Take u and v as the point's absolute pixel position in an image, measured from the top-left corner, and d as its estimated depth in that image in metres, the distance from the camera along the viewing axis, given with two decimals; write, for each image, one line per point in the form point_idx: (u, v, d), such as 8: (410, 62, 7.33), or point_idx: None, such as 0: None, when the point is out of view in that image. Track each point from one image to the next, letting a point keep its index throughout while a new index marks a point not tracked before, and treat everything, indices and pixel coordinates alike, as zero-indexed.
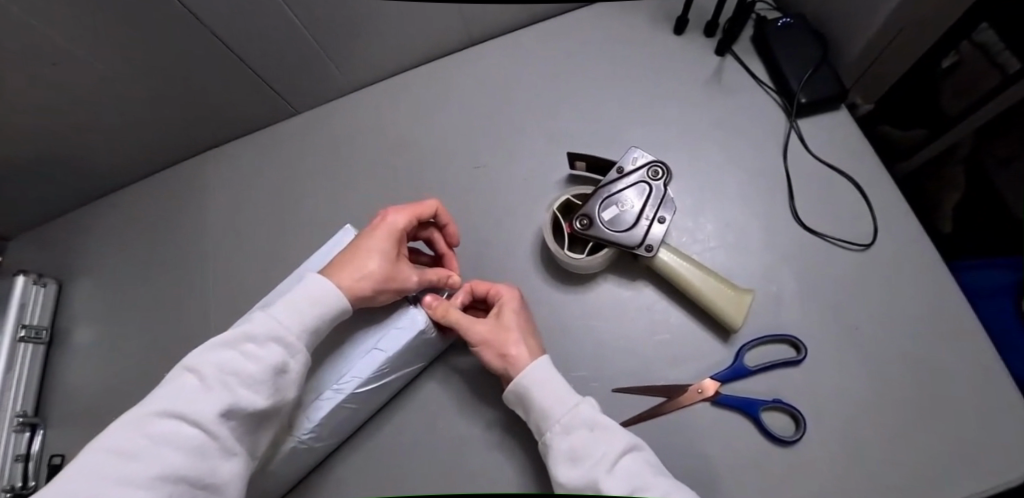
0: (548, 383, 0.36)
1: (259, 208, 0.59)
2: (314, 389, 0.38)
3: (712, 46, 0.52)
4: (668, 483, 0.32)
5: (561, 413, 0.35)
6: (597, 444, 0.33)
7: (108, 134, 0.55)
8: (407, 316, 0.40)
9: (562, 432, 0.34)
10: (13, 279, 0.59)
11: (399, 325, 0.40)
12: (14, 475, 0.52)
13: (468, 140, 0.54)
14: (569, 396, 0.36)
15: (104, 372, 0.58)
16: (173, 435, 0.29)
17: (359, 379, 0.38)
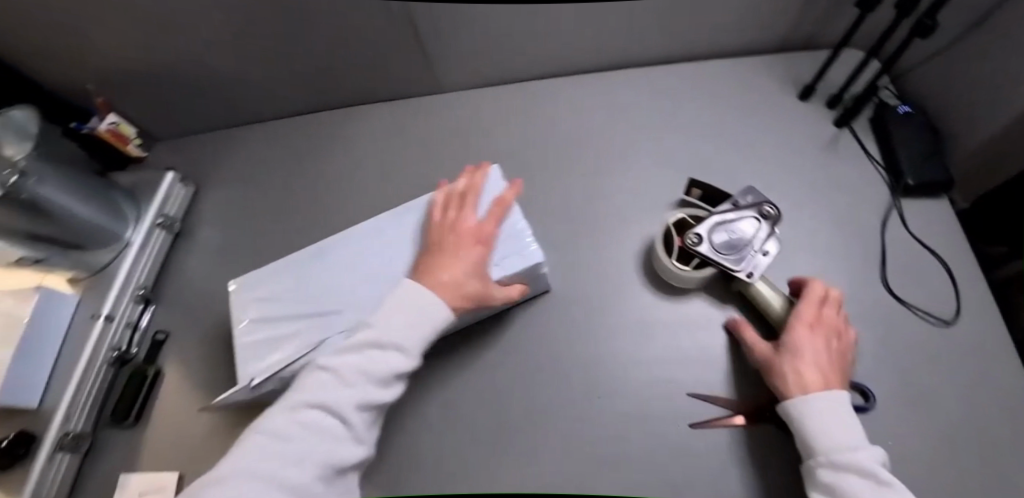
0: (833, 417, 0.35)
1: (387, 163, 0.67)
2: None
3: (833, 117, 0.56)
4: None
5: (830, 448, 0.34)
6: (864, 482, 0.31)
7: (280, 67, 0.64)
8: (524, 245, 0.45)
9: (829, 466, 0.33)
10: (165, 173, 0.67)
11: (518, 252, 0.45)
12: (121, 340, 0.60)
13: (590, 149, 0.61)
14: (853, 433, 0.34)
15: (214, 270, 0.65)
16: (320, 422, 0.36)
17: None
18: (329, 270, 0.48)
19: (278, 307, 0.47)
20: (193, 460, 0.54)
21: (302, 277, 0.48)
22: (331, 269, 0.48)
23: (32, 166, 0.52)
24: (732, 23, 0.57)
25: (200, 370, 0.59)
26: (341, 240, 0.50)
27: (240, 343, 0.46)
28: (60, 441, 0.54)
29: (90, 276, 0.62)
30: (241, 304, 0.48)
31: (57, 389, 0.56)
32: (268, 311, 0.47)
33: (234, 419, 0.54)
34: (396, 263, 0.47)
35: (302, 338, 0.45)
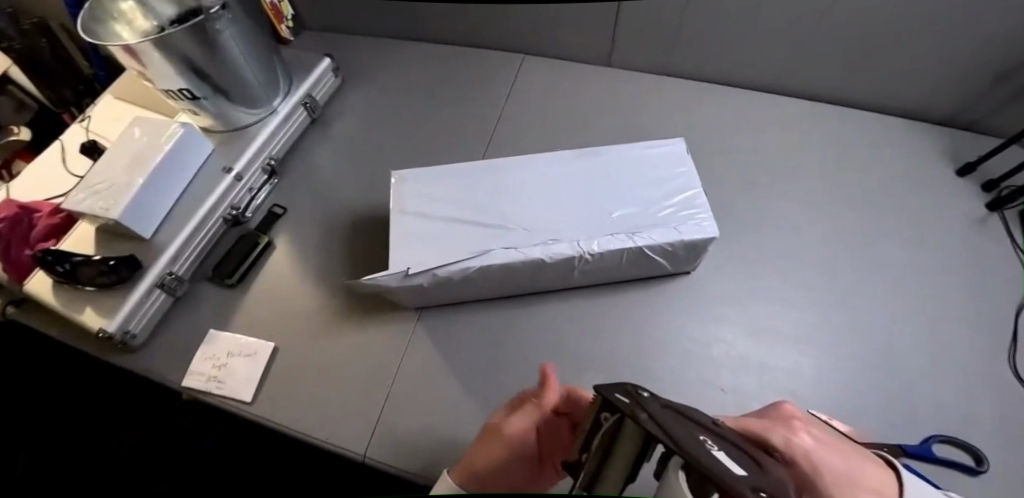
0: None
1: (542, 116, 0.69)
2: (608, 229, 0.45)
3: (985, 200, 0.59)
4: None
5: None
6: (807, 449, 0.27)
7: None
8: (704, 215, 0.45)
9: None
10: (322, 57, 0.69)
11: (697, 220, 0.45)
12: (241, 202, 0.61)
13: (745, 165, 0.64)
14: None
15: (348, 164, 0.66)
16: None
17: (653, 241, 0.44)
18: (499, 190, 0.49)
19: (440, 210, 0.48)
20: (287, 337, 0.53)
21: (469, 190, 0.49)
22: (502, 190, 0.49)
23: (233, 3, 0.53)
24: (913, 79, 0.61)
25: (312, 253, 0.58)
26: (513, 164, 0.51)
27: (397, 230, 0.46)
28: (162, 278, 0.53)
29: (225, 131, 0.63)
30: (405, 196, 0.49)
31: (173, 226, 0.56)
32: (430, 210, 0.48)
33: (341, 307, 0.54)
34: (569, 200, 0.48)
35: (464, 242, 0.45)
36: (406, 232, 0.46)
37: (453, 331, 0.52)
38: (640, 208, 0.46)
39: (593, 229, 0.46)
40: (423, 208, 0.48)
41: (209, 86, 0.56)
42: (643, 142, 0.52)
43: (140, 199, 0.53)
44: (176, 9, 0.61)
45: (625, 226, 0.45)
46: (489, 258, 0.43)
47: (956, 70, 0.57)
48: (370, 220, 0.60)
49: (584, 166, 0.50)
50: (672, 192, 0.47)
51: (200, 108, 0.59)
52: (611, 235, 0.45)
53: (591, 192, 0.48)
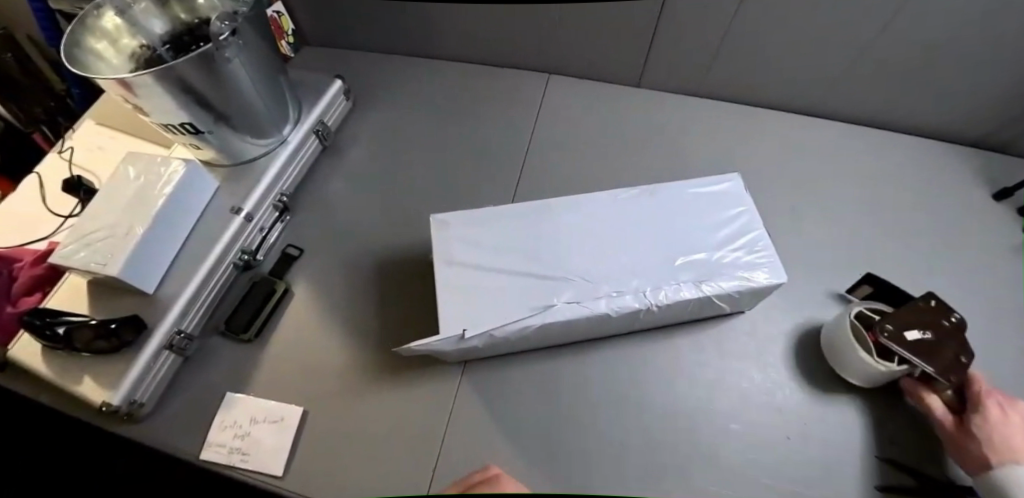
0: None
1: (570, 140, 0.65)
2: (674, 276, 0.42)
3: (1022, 225, 0.58)
4: None
5: None
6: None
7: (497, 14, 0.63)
8: (771, 257, 0.43)
9: None
10: (333, 80, 0.64)
11: (764, 262, 0.42)
12: (252, 244, 0.55)
13: (783, 187, 0.62)
14: None
15: (365, 196, 0.62)
16: None
17: (722, 289, 0.41)
18: (550, 233, 0.45)
19: (489, 258, 0.44)
20: (315, 398, 0.48)
21: (517, 235, 0.45)
22: (553, 234, 0.45)
23: (243, 27, 0.47)
24: (950, 103, 0.60)
25: (336, 300, 0.54)
26: (562, 204, 0.47)
27: (443, 283, 0.42)
28: (171, 338, 0.48)
29: (231, 165, 0.57)
30: (448, 243, 0.45)
31: (179, 277, 0.50)
32: (478, 259, 0.44)
33: (373, 362, 0.50)
34: (627, 244, 0.44)
35: (522, 296, 0.41)
36: (456, 285, 0.42)
37: (498, 383, 0.49)
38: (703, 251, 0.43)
39: (657, 276, 0.42)
40: (469, 257, 0.44)
41: (215, 118, 0.51)
42: (697, 178, 0.49)
43: (141, 251, 0.46)
44: (167, 26, 0.54)
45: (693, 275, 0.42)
46: (551, 314, 0.40)
47: (993, 95, 0.57)
48: (397, 261, 0.56)
49: (639, 205, 0.47)
50: (734, 231, 0.44)
51: (204, 142, 0.53)
52: (678, 285, 0.42)
53: (648, 238, 0.45)
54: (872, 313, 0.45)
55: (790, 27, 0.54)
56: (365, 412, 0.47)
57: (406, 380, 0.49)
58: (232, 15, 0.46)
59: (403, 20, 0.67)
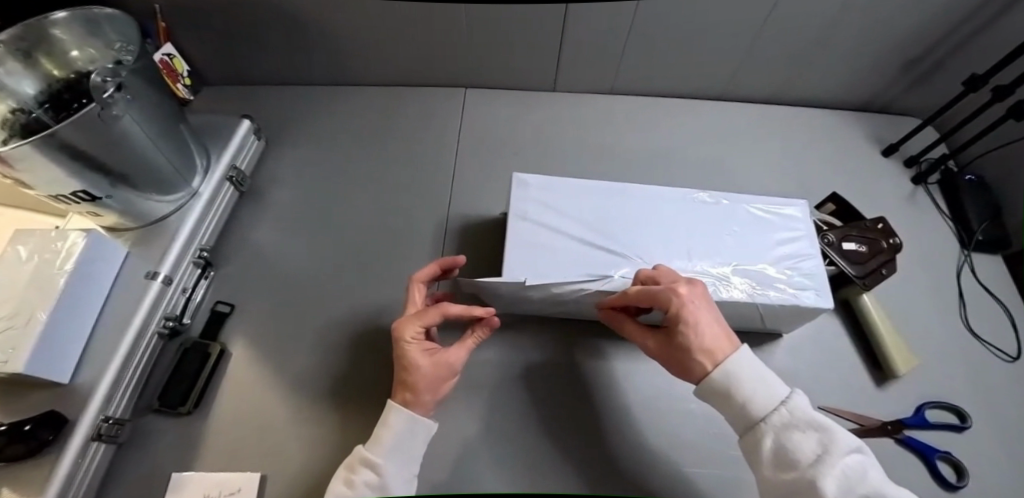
0: (750, 372, 0.35)
1: (497, 151, 0.65)
2: (721, 271, 0.46)
3: (909, 175, 0.65)
4: (808, 428, 0.32)
5: (772, 409, 0.33)
6: (811, 438, 0.32)
7: (408, 35, 0.63)
8: (808, 247, 0.48)
9: (796, 420, 0.33)
10: (240, 121, 0.61)
11: (805, 253, 0.48)
12: (175, 307, 0.51)
13: (703, 168, 0.65)
14: (778, 388, 0.35)
15: (295, 239, 0.60)
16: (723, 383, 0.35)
17: (748, 280, 0.46)
18: (640, 228, 0.48)
19: (567, 230, 0.47)
20: (273, 459, 0.46)
21: (602, 224, 0.49)
22: (647, 227, 0.49)
23: (128, 81, 0.44)
24: (835, 73, 0.66)
25: (279, 354, 0.52)
26: (673, 205, 0.51)
27: (508, 233, 0.47)
28: (98, 427, 0.43)
29: (138, 227, 0.53)
30: (526, 201, 0.49)
31: (97, 360, 0.45)
32: (544, 221, 0.48)
33: (331, 408, 0.48)
34: (688, 240, 0.48)
35: (578, 264, 0.46)
36: (516, 235, 0.47)
37: (460, 405, 0.49)
38: (774, 248, 0.48)
39: (691, 268, 0.46)
40: (541, 222, 0.48)
41: (112, 182, 0.47)
42: (766, 198, 0.52)
43: (48, 339, 0.42)
44: (41, 85, 0.49)
45: (734, 266, 0.47)
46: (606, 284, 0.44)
47: (862, 64, 0.64)
48: (340, 301, 0.55)
49: (729, 210, 0.51)
50: (784, 223, 0.50)
51: (103, 207, 0.48)
52: (706, 272, 0.46)
53: (737, 245, 0.48)
54: (822, 222, 0.55)
55: (684, 21, 0.58)
56: (328, 464, 0.45)
57: (367, 420, 0.48)
58: (113, 69, 0.42)
59: (310, 50, 0.66)
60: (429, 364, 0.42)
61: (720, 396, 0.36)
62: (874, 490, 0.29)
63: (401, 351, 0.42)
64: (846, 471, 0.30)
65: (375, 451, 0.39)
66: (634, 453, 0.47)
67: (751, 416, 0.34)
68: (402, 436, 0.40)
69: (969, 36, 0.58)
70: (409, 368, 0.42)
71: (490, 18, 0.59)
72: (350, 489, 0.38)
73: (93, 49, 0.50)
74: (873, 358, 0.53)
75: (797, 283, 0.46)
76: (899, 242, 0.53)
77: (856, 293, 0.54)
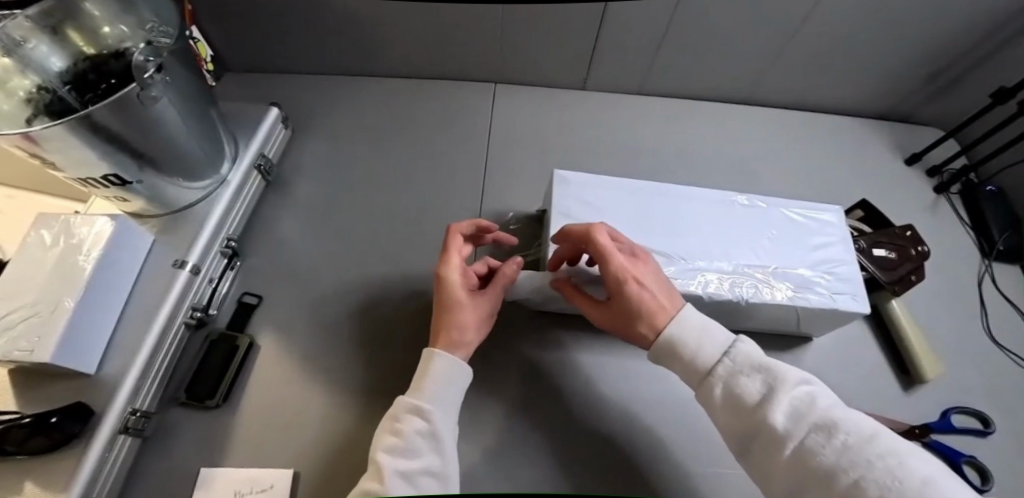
0: (694, 327, 0.36)
1: (527, 148, 0.65)
2: (762, 274, 0.47)
3: (931, 185, 0.66)
4: (755, 371, 0.33)
5: (717, 357, 0.34)
6: (756, 380, 0.32)
7: (441, 27, 0.62)
8: (844, 252, 0.49)
9: (739, 364, 0.33)
10: (268, 109, 0.59)
11: (841, 258, 0.49)
12: (202, 298, 0.50)
13: (732, 171, 0.65)
14: (722, 336, 0.35)
15: (322, 231, 0.58)
16: (669, 341, 0.36)
17: (788, 283, 0.46)
18: (681, 228, 0.49)
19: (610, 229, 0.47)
20: (305, 455, 0.45)
21: (644, 223, 0.48)
22: (688, 228, 0.49)
23: (167, 63, 0.42)
24: (862, 82, 0.67)
25: (309, 348, 0.51)
26: (712, 207, 0.51)
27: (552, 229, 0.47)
28: (126, 420, 0.42)
29: (165, 214, 0.52)
30: (567, 198, 0.49)
31: (124, 350, 0.44)
32: (587, 218, 0.47)
33: (365, 405, 0.47)
34: (728, 241, 0.48)
35: None
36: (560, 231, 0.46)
37: (495, 404, 0.49)
38: (811, 251, 0.49)
39: (733, 270, 0.46)
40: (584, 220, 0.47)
41: (142, 166, 0.45)
42: (803, 203, 0.53)
43: (75, 328, 0.40)
44: (68, 62, 0.47)
45: (774, 269, 0.47)
46: None
47: (889, 74, 0.65)
48: (370, 295, 0.54)
49: (767, 213, 0.51)
50: (820, 227, 0.51)
51: (131, 192, 0.47)
52: (748, 274, 0.46)
53: (776, 248, 0.49)
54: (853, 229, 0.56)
55: (721, 25, 0.58)
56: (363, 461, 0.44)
57: None
58: (154, 50, 0.41)
59: (339, 38, 0.64)
60: (467, 303, 0.43)
61: (670, 355, 0.37)
62: (824, 418, 0.29)
63: (444, 291, 0.43)
64: (793, 405, 0.30)
65: (420, 397, 0.38)
66: (671, 454, 0.47)
67: (699, 369, 0.35)
68: (443, 379, 0.39)
69: (997, 50, 0.59)
70: (450, 304, 0.42)
71: (527, 13, 0.59)
72: (399, 439, 0.36)
73: (124, 26, 0.48)
74: (900, 364, 0.54)
75: (835, 287, 0.47)
76: (927, 250, 0.53)
77: (885, 299, 0.54)
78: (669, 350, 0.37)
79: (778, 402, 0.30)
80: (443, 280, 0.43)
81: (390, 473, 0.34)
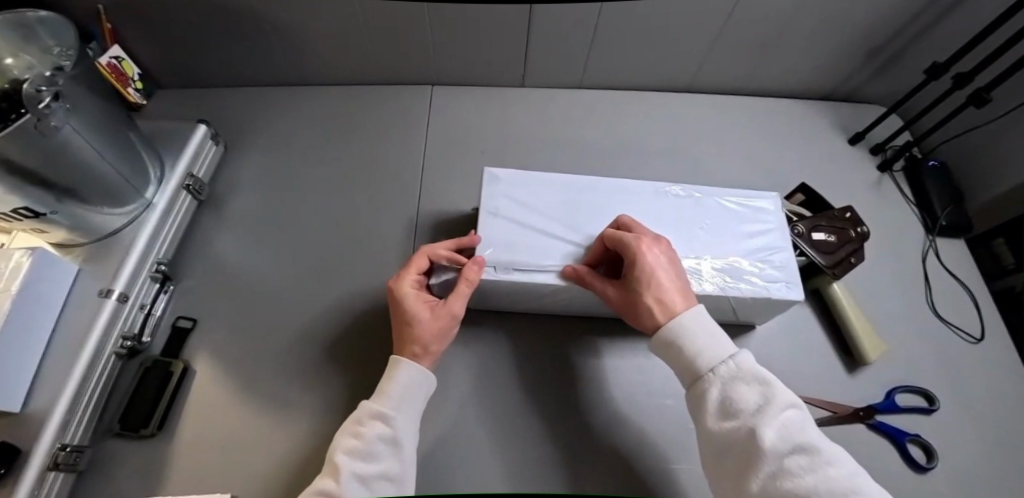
0: (701, 327, 0.36)
1: (467, 150, 0.64)
2: (694, 265, 0.46)
3: (876, 163, 0.66)
4: (755, 386, 0.32)
5: (717, 363, 0.34)
6: (755, 392, 0.32)
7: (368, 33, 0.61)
8: (778, 238, 0.49)
9: (736, 375, 0.33)
10: (196, 126, 0.58)
11: (775, 245, 0.48)
12: (133, 326, 0.49)
13: (675, 160, 0.65)
14: (726, 346, 0.35)
15: (259, 248, 0.57)
16: (677, 337, 0.36)
17: (721, 274, 0.46)
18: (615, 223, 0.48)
19: (541, 227, 0.47)
20: (242, 479, 0.44)
21: (576, 219, 0.48)
22: None
23: (66, 89, 0.41)
24: (801, 63, 0.66)
25: (247, 368, 0.50)
26: (646, 199, 0.50)
27: (482, 229, 0.46)
28: (55, 456, 0.41)
29: (89, 242, 0.51)
30: (496, 199, 0.48)
31: (50, 385, 0.43)
32: (517, 218, 0.47)
33: (304, 423, 0.47)
34: (663, 233, 0.48)
35: (552, 261, 0.45)
36: (490, 232, 0.46)
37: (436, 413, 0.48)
38: (745, 239, 0.48)
39: None
40: (514, 220, 0.47)
41: (57, 196, 0.44)
42: (740, 191, 0.52)
43: None
44: None
45: (707, 260, 0.47)
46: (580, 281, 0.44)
47: (826, 55, 0.65)
48: (309, 311, 0.53)
49: (702, 203, 0.51)
50: (755, 213, 0.50)
51: (50, 223, 0.46)
52: None
53: (710, 239, 0.48)
54: (792, 213, 0.55)
55: (651, 15, 0.58)
56: (301, 479, 0.44)
57: None
58: (49, 78, 0.40)
59: (268, 49, 0.63)
60: (422, 313, 0.42)
61: (673, 349, 0.36)
62: (808, 444, 0.29)
63: (399, 304, 0.43)
64: (785, 424, 0.30)
65: (383, 403, 0.38)
66: (615, 453, 0.47)
67: (699, 367, 0.34)
68: (408, 387, 0.40)
69: (929, 26, 0.59)
70: (405, 315, 0.42)
71: (454, 12, 0.57)
72: (359, 442, 0.36)
73: (30, 55, 0.47)
74: (845, 346, 0.54)
75: (768, 275, 0.46)
76: (867, 231, 0.53)
77: (826, 283, 0.54)
78: (670, 346, 0.37)
79: (769, 418, 0.30)
80: (397, 294, 0.43)
81: (347, 474, 0.34)
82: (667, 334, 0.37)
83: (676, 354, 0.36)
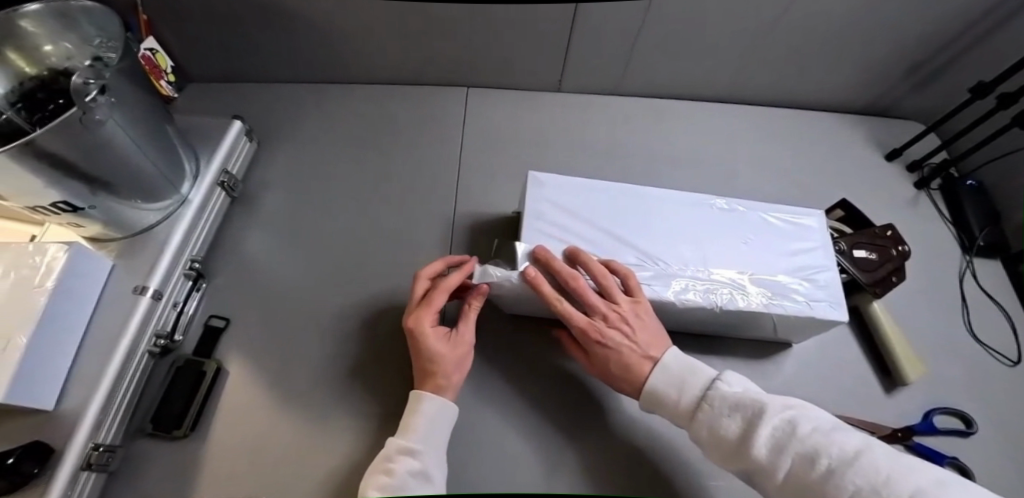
0: (676, 371, 0.40)
1: (502, 154, 0.63)
2: (739, 279, 0.46)
3: (912, 180, 0.66)
4: (738, 408, 0.36)
5: (698, 401, 0.38)
6: (737, 414, 0.35)
7: (408, 33, 0.60)
8: (824, 257, 0.48)
9: (719, 404, 0.37)
10: (231, 123, 0.58)
11: (820, 263, 0.48)
12: (166, 323, 0.49)
13: (711, 171, 0.64)
14: (702, 375, 0.39)
15: (291, 247, 0.57)
16: (659, 396, 0.40)
17: (766, 289, 0.45)
18: (659, 233, 0.47)
19: (586, 235, 0.46)
20: (274, 483, 0.43)
21: (620, 229, 0.47)
22: (666, 233, 0.48)
23: (112, 83, 0.40)
24: (840, 77, 0.66)
25: (279, 370, 0.49)
26: (691, 210, 0.50)
27: (526, 235, 0.45)
28: (88, 456, 0.40)
29: (123, 237, 0.50)
30: (541, 205, 0.47)
31: (84, 382, 0.42)
32: (562, 225, 0.46)
33: (338, 428, 0.46)
34: (707, 246, 0.47)
35: None
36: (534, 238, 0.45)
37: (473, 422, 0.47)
38: (790, 255, 0.48)
39: (712, 276, 0.45)
40: (559, 227, 0.46)
41: (95, 190, 0.43)
42: (784, 207, 0.52)
43: (29, 363, 0.38)
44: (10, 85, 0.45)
45: (752, 275, 0.46)
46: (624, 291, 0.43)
47: (865, 70, 0.64)
48: (342, 313, 0.52)
49: (747, 217, 0.50)
50: (799, 230, 0.50)
51: (86, 217, 0.45)
52: (725, 280, 0.45)
53: (755, 254, 0.48)
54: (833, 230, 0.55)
55: (695, 24, 0.57)
56: (335, 486, 0.43)
57: (376, 440, 0.45)
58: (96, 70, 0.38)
59: (304, 47, 0.62)
60: (440, 348, 0.41)
61: (660, 404, 0.40)
62: (805, 444, 0.31)
63: (417, 344, 0.42)
64: (774, 435, 0.33)
65: (410, 438, 0.38)
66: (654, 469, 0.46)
67: (685, 410, 0.38)
68: (433, 420, 0.39)
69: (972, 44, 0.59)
70: (425, 353, 0.41)
71: (497, 15, 0.57)
72: (390, 478, 0.35)
73: (69, 43, 0.46)
74: (882, 366, 0.53)
75: (813, 293, 0.46)
76: (908, 249, 0.53)
77: (865, 301, 0.54)
78: (656, 404, 0.40)
79: (759, 437, 0.33)
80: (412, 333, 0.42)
81: None
82: (648, 395, 0.40)
83: (665, 410, 0.40)
